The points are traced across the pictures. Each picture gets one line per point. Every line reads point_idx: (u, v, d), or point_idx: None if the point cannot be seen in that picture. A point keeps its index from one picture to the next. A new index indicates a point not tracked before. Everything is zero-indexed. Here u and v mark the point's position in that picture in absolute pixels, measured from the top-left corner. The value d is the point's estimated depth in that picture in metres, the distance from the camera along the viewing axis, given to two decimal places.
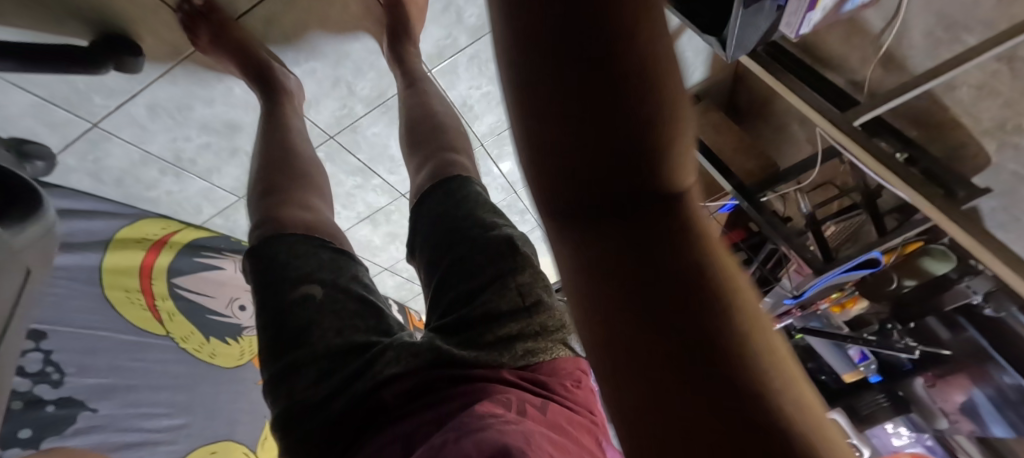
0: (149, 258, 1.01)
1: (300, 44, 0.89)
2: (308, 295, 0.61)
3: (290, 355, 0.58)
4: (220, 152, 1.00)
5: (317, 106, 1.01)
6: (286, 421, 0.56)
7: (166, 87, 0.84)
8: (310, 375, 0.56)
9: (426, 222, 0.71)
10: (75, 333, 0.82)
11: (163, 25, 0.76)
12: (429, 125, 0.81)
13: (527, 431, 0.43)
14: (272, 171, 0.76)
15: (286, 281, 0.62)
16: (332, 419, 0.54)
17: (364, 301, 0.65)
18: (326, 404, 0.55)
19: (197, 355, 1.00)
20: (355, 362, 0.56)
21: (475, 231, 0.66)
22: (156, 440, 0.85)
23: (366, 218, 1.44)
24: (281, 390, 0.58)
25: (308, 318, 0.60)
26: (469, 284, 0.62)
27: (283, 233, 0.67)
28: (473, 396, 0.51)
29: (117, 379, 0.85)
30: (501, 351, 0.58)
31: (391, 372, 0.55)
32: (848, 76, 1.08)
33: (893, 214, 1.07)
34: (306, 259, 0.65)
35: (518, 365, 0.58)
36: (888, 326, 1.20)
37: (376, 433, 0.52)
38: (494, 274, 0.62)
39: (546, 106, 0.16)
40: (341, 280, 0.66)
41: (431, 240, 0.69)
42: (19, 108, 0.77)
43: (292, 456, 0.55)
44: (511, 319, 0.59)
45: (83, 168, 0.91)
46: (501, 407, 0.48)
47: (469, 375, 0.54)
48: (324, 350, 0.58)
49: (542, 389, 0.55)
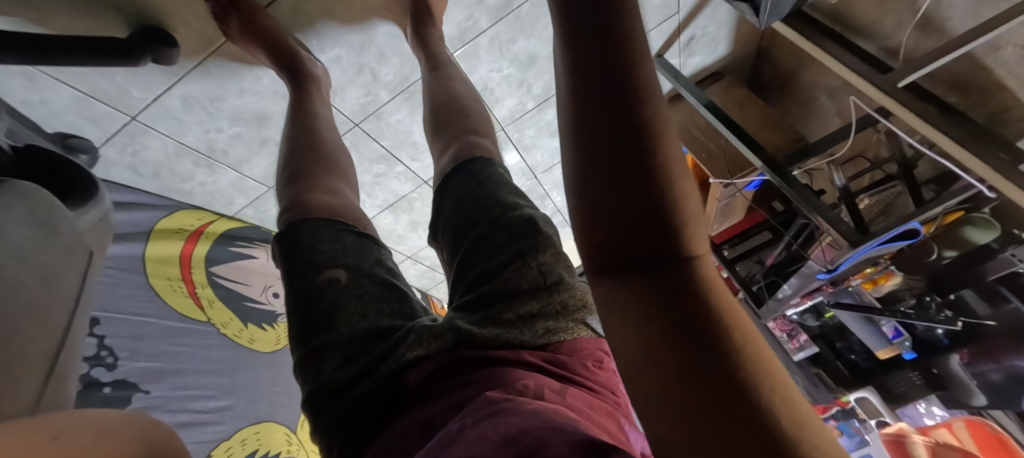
0: (187, 248, 1.05)
1: (325, 31, 0.90)
2: (333, 279, 0.63)
3: (317, 338, 0.60)
4: (250, 142, 1.03)
5: (343, 93, 1.02)
6: (314, 402, 0.58)
7: (198, 80, 0.86)
8: (336, 358, 0.58)
9: (449, 201, 0.71)
10: (125, 319, 0.86)
11: (195, 17, 0.77)
12: (454, 107, 0.82)
13: (547, 413, 0.43)
14: (304, 156, 0.77)
15: (311, 266, 0.63)
16: (355, 403, 0.55)
17: (386, 286, 0.66)
18: (351, 387, 0.56)
19: (236, 340, 1.03)
20: (379, 348, 0.58)
21: (495, 211, 0.66)
22: (204, 420, 0.88)
23: (390, 207, 1.46)
24: (309, 373, 0.59)
25: (333, 301, 0.61)
26: (489, 264, 0.62)
27: (308, 218, 0.68)
28: (494, 378, 0.51)
29: (166, 363, 0.88)
30: (521, 329, 0.58)
31: (412, 356, 0.55)
32: (881, 42, 1.04)
33: (931, 185, 1.04)
34: (329, 244, 0.66)
35: (539, 344, 0.58)
36: (925, 298, 1.19)
37: (397, 416, 0.53)
38: (516, 253, 0.62)
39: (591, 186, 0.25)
40: (364, 265, 0.66)
41: (454, 220, 0.69)
42: (62, 104, 0.80)
43: (322, 437, 0.57)
44: (531, 297, 0.59)
45: (123, 161, 0.94)
46: (519, 392, 0.48)
47: (489, 358, 0.54)
48: (348, 335, 0.59)
49: (563, 371, 0.54)
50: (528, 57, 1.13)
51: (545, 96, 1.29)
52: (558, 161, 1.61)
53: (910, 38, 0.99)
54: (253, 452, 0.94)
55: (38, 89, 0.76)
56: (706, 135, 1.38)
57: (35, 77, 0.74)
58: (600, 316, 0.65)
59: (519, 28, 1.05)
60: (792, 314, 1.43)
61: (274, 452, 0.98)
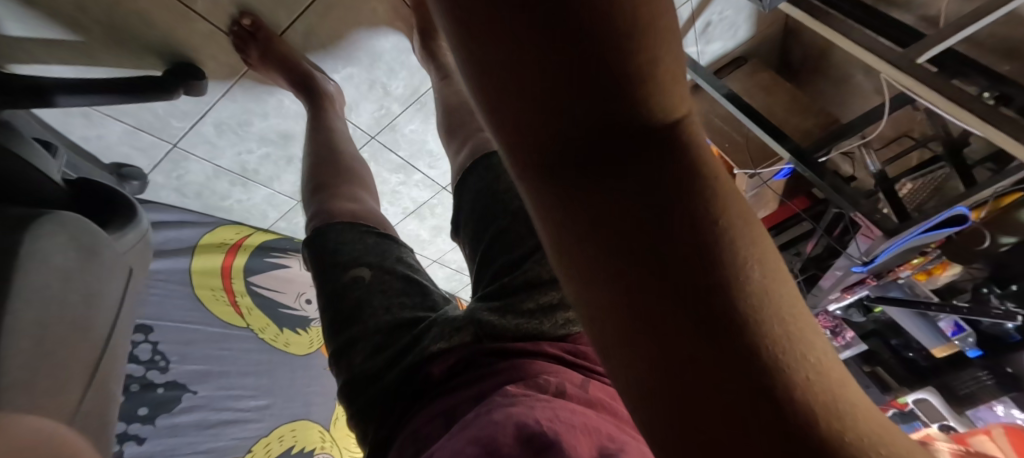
0: (228, 260, 1.15)
1: (337, 53, 0.95)
2: (356, 278, 0.64)
3: (346, 333, 0.62)
4: (278, 161, 1.11)
5: (358, 109, 1.07)
6: (349, 390, 0.60)
7: (228, 104, 0.94)
8: (366, 349, 0.59)
9: (468, 198, 0.72)
10: (175, 327, 0.95)
11: (220, 49, 0.85)
12: (463, 112, 0.84)
13: (557, 408, 0.44)
14: (320, 170, 0.82)
15: (336, 265, 0.66)
16: (384, 391, 0.56)
17: (408, 281, 0.67)
18: (380, 376, 0.58)
19: (273, 344, 1.11)
20: (404, 339, 0.59)
21: (514, 205, 0.68)
22: (245, 418, 0.96)
23: (413, 213, 1.51)
24: (342, 365, 0.61)
25: (358, 298, 0.63)
26: (510, 256, 0.63)
27: (331, 222, 0.71)
28: (515, 371, 0.51)
29: (211, 365, 0.96)
30: (542, 319, 0.58)
31: (437, 348, 0.56)
32: (920, 11, 0.95)
33: (987, 164, 0.94)
34: (352, 244, 0.69)
35: (559, 335, 0.58)
36: (983, 290, 1.07)
37: (422, 405, 0.53)
38: (535, 246, 0.62)
39: (525, 91, 0.20)
40: (386, 261, 0.68)
41: (473, 219, 0.71)
42: (116, 137, 0.90)
43: (357, 423, 0.58)
44: (550, 287, 0.59)
45: (170, 185, 1.05)
46: (536, 387, 0.49)
47: (510, 350, 0.54)
48: (375, 327, 0.61)
49: (585, 364, 0.55)
50: None
51: None
52: None
53: (951, 4, 0.90)
54: (290, 448, 1.02)
55: (95, 126, 0.87)
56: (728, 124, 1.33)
57: (92, 115, 0.84)
58: None
59: None
60: (836, 309, 1.35)
61: (310, 448, 1.06)
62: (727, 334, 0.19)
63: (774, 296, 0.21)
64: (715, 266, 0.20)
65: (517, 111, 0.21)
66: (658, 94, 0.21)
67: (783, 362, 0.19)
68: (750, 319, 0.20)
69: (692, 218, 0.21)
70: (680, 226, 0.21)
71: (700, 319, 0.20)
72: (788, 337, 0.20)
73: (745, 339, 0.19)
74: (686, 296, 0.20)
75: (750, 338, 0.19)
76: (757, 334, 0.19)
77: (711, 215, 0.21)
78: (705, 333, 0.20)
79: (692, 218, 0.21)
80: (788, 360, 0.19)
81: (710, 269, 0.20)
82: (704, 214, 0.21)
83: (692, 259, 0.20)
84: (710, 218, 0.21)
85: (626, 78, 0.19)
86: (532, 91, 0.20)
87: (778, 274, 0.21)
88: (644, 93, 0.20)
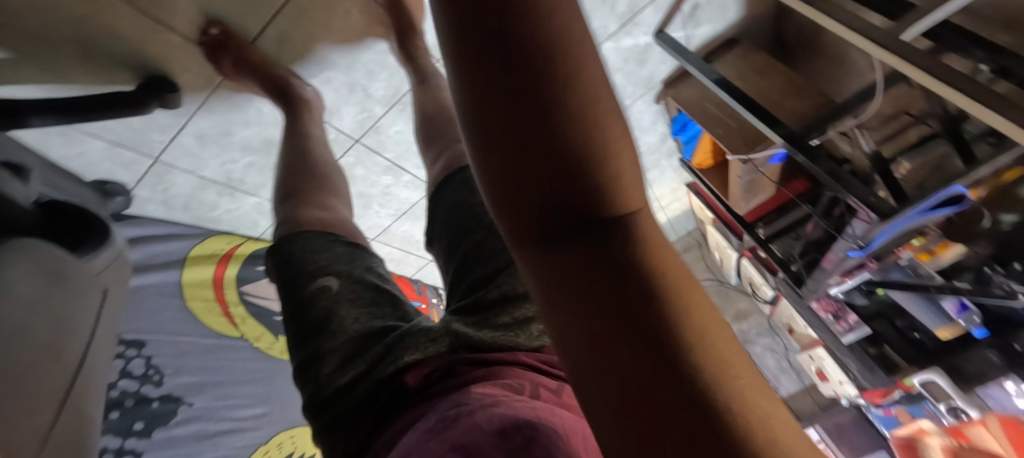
0: (219, 270, 1.15)
1: (313, 57, 0.94)
2: (324, 287, 0.63)
3: (313, 344, 0.60)
4: (263, 169, 1.11)
5: (339, 113, 1.06)
6: (316, 406, 0.58)
7: (206, 116, 0.93)
8: (336, 359, 0.58)
9: (443, 211, 0.72)
10: (169, 340, 0.95)
11: (192, 60, 0.84)
12: (442, 117, 0.81)
13: (539, 410, 0.43)
14: (295, 179, 0.80)
15: (304, 275, 0.64)
16: (355, 402, 0.55)
17: (377, 291, 0.67)
18: (349, 387, 0.57)
19: (269, 352, 1.12)
20: (377, 348, 0.58)
21: (489, 218, 0.67)
22: (243, 427, 0.97)
23: (404, 215, 1.51)
24: (309, 378, 0.59)
25: (327, 309, 0.62)
26: (485, 269, 0.64)
27: (300, 231, 0.70)
28: (491, 377, 0.50)
29: (206, 377, 0.96)
30: (517, 331, 0.58)
31: (410, 359, 0.55)
32: None
33: (987, 139, 0.90)
34: (321, 254, 0.67)
35: (535, 346, 0.58)
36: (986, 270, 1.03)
37: (395, 416, 0.52)
38: (507, 260, 0.63)
39: (503, 160, 0.21)
40: (355, 272, 0.68)
41: (449, 230, 0.70)
42: (97, 154, 0.90)
43: (323, 437, 0.57)
44: (524, 300, 0.60)
45: (156, 198, 1.05)
46: (513, 389, 0.47)
47: (486, 359, 0.54)
48: (345, 339, 0.60)
49: (558, 372, 0.55)
50: None
51: None
52: None
53: None
54: (290, 454, 1.03)
55: (75, 144, 0.86)
56: (718, 109, 1.30)
57: (71, 134, 0.84)
58: None
59: None
60: (837, 293, 1.32)
61: (310, 454, 1.07)
62: (693, 399, 0.19)
63: (728, 360, 0.21)
64: (675, 328, 0.21)
65: (499, 180, 0.22)
66: (621, 170, 0.22)
67: (748, 431, 0.18)
68: (709, 384, 0.19)
69: (654, 283, 0.22)
70: (645, 289, 0.21)
71: (664, 383, 0.19)
72: (746, 400, 0.20)
73: (709, 405, 0.19)
74: (650, 358, 0.20)
75: (712, 402, 0.19)
76: (718, 399, 0.19)
77: (670, 281, 0.22)
78: (671, 396, 0.19)
79: (656, 282, 0.22)
80: (752, 429, 0.18)
81: (670, 331, 0.21)
82: (665, 280, 0.22)
83: (658, 320, 0.21)
84: (671, 285, 0.22)
85: (586, 151, 0.21)
86: (509, 160, 0.21)
87: (730, 342, 0.22)
88: (609, 165, 0.22)
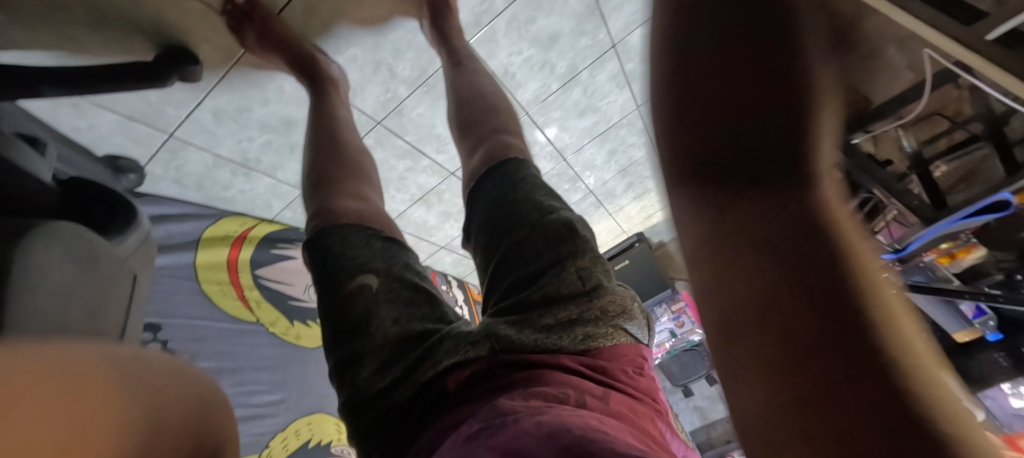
0: (233, 253, 1.12)
1: (338, 33, 0.88)
2: (362, 286, 0.58)
3: (349, 346, 0.56)
4: (280, 148, 1.07)
5: (362, 93, 1.01)
6: (353, 408, 0.55)
7: (225, 92, 0.89)
8: (375, 362, 0.54)
9: (483, 204, 0.66)
10: (184, 324, 0.92)
11: (213, 31, 0.78)
12: (480, 104, 0.77)
13: (591, 417, 0.40)
14: (322, 163, 0.74)
15: (342, 272, 0.60)
16: (394, 406, 0.52)
17: (416, 289, 0.62)
18: (389, 391, 0.53)
19: (285, 337, 1.10)
20: (416, 351, 0.54)
21: (532, 215, 0.61)
22: (261, 414, 0.94)
23: (420, 200, 1.47)
24: (345, 380, 0.56)
25: (364, 309, 0.57)
26: (527, 270, 0.58)
27: (335, 223, 0.65)
28: (533, 383, 0.47)
29: (223, 362, 0.93)
30: (560, 334, 0.53)
31: (450, 362, 0.52)
32: None
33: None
34: (357, 249, 0.62)
35: (579, 350, 0.53)
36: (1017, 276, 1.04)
37: (436, 418, 0.49)
38: (552, 260, 0.57)
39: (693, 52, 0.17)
40: (393, 268, 0.63)
41: (488, 225, 0.65)
42: (108, 127, 0.85)
43: (361, 442, 0.54)
44: (569, 302, 0.55)
45: (168, 176, 1.01)
46: (558, 395, 0.44)
47: (528, 362, 0.50)
48: (381, 340, 0.55)
49: (604, 378, 0.50)
50: (549, 36, 1.07)
51: (570, 76, 1.22)
52: (588, 141, 1.55)
53: None
54: (307, 441, 1.00)
55: (86, 116, 0.81)
56: None
57: (81, 105, 0.79)
58: (641, 322, 0.60)
59: (538, 5, 0.98)
60: None
61: (327, 441, 1.04)
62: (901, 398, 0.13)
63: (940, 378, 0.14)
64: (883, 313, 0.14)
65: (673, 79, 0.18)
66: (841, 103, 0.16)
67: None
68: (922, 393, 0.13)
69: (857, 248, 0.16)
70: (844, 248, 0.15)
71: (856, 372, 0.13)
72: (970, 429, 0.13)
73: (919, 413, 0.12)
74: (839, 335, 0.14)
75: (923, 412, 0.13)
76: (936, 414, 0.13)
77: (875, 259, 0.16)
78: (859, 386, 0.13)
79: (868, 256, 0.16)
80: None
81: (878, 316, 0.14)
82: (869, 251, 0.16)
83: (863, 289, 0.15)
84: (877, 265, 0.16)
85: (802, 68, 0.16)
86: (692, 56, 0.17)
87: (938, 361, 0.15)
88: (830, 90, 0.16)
